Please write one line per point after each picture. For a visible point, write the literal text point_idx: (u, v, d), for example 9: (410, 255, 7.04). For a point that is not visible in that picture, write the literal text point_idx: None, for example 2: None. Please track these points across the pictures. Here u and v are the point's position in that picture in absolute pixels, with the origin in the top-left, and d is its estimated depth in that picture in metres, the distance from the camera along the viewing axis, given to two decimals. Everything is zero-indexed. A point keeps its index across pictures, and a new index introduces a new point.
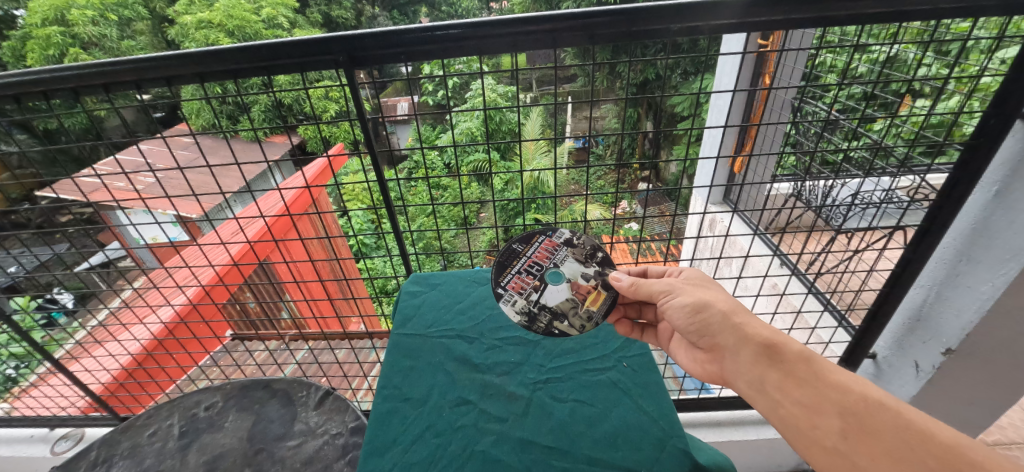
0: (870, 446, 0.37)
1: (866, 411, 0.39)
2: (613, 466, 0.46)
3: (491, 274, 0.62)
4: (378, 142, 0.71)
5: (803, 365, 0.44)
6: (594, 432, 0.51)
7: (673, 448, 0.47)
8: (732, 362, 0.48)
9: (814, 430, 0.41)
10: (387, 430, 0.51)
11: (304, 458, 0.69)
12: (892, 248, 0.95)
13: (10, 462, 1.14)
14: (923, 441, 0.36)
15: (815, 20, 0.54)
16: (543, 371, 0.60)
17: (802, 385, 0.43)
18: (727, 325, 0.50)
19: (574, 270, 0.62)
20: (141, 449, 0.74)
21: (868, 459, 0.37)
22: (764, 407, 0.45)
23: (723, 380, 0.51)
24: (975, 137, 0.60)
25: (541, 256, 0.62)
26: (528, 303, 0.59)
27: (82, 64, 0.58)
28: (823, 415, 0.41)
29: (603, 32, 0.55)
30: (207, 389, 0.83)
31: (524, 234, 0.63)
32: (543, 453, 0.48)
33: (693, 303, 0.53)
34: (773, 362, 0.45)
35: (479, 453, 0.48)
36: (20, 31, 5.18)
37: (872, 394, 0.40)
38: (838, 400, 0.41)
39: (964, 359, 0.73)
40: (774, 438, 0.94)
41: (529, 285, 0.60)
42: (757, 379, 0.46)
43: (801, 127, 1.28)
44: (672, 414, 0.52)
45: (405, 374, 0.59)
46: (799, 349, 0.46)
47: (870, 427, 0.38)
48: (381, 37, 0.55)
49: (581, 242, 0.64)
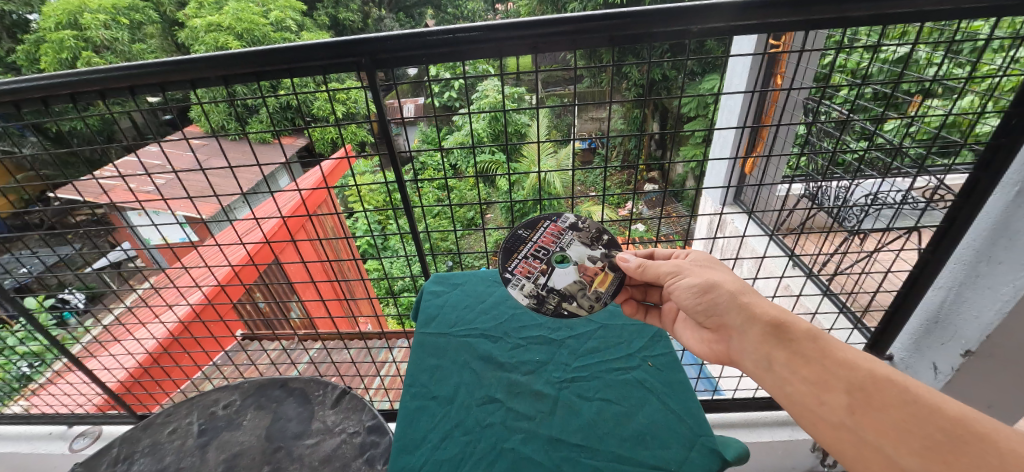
0: (877, 420, 0.37)
1: (873, 386, 0.39)
2: (643, 464, 0.46)
3: (497, 259, 0.62)
4: (392, 145, 0.71)
5: (810, 343, 0.44)
6: (622, 430, 0.51)
7: (702, 447, 0.48)
8: (739, 341, 0.48)
9: (821, 407, 0.40)
10: (416, 428, 0.52)
11: (322, 456, 0.69)
12: (909, 249, 0.94)
13: (28, 460, 1.16)
14: (929, 416, 0.36)
15: (837, 20, 0.54)
16: (569, 370, 0.60)
17: (809, 363, 0.42)
18: (734, 304, 0.49)
19: (581, 253, 0.62)
20: (160, 446, 0.75)
21: (874, 433, 0.37)
22: (771, 385, 0.44)
23: (731, 360, 0.51)
24: (997, 137, 0.60)
25: (547, 240, 0.63)
26: (536, 287, 0.60)
27: (109, 68, 0.58)
28: (830, 391, 0.40)
29: (622, 34, 0.55)
30: (225, 388, 0.84)
31: (530, 220, 0.64)
32: (572, 451, 0.49)
33: (701, 283, 0.52)
34: (780, 341, 0.45)
35: (508, 450, 0.49)
36: (35, 34, 5.28)
37: (880, 370, 0.40)
38: (845, 377, 0.40)
39: (987, 361, 0.72)
40: (790, 440, 0.94)
41: (537, 269, 0.61)
42: (764, 357, 0.45)
43: (814, 127, 1.27)
44: (700, 414, 0.52)
45: (431, 373, 0.59)
46: (807, 327, 0.45)
47: (878, 402, 0.38)
48: (401, 39, 0.56)
49: (587, 225, 0.64)
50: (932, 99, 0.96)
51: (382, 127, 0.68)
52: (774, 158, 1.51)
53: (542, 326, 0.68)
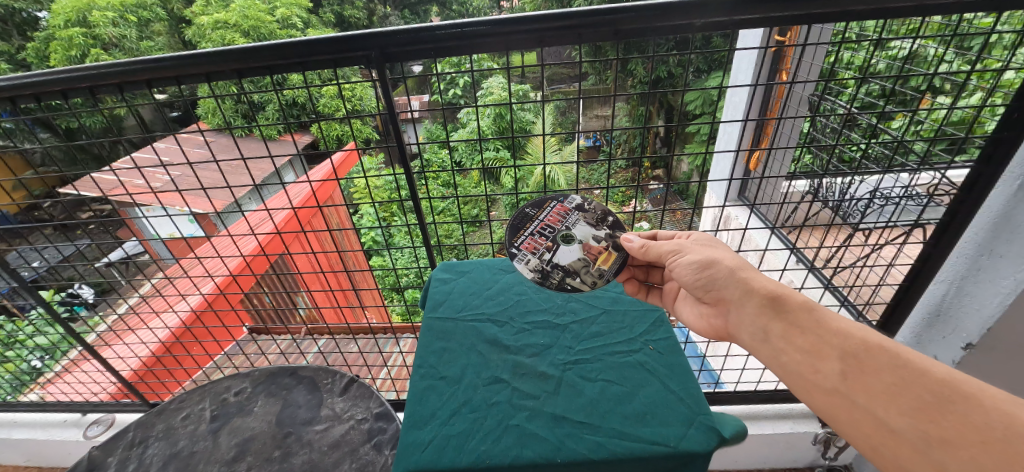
0: (868, 384, 0.38)
1: (865, 352, 0.40)
2: (644, 439, 0.48)
3: (504, 236, 0.63)
4: (400, 140, 0.72)
5: (806, 314, 0.45)
6: (623, 408, 0.52)
7: (700, 424, 0.49)
8: (737, 315, 0.49)
9: (815, 374, 0.41)
10: (425, 406, 0.53)
11: (331, 441, 0.71)
12: (912, 244, 0.95)
13: (43, 446, 1.19)
14: (919, 378, 0.36)
15: (839, 15, 0.55)
16: (573, 352, 0.62)
17: (804, 333, 0.43)
18: (732, 279, 0.50)
19: (585, 232, 0.63)
20: (175, 431, 0.77)
21: (866, 397, 0.38)
22: (767, 355, 0.45)
23: (728, 335, 0.52)
24: (999, 131, 0.61)
25: (553, 220, 0.64)
26: (541, 262, 0.61)
27: (128, 61, 0.60)
28: (824, 359, 0.41)
29: (626, 28, 0.56)
30: (236, 375, 0.86)
31: (537, 200, 0.65)
32: (575, 427, 0.50)
33: (701, 259, 0.53)
34: (776, 312, 0.46)
35: (514, 427, 0.50)
36: (44, 32, 5.34)
37: (872, 337, 0.40)
38: (839, 345, 0.41)
39: (988, 354, 0.72)
40: (791, 433, 0.95)
41: (542, 246, 0.62)
42: (761, 330, 0.46)
43: (819, 123, 1.28)
44: (700, 395, 0.53)
45: (439, 355, 0.61)
46: (803, 299, 0.46)
47: (870, 367, 0.38)
48: (411, 34, 0.57)
49: (592, 207, 0.65)
50: (937, 95, 0.96)
51: (391, 121, 0.69)
52: (779, 154, 1.51)
53: (547, 312, 0.70)
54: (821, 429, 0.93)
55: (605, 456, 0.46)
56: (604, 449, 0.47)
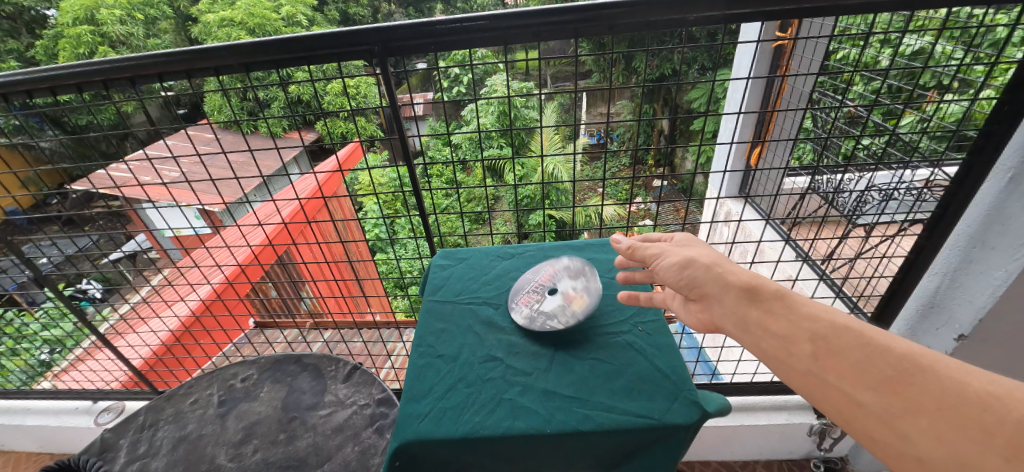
0: (838, 363, 0.36)
1: (834, 334, 0.38)
2: (629, 412, 0.49)
3: (503, 296, 0.70)
4: (401, 135, 0.73)
5: (778, 301, 0.43)
6: (611, 384, 0.54)
7: (684, 399, 0.51)
8: (715, 308, 0.46)
9: (789, 357, 0.39)
10: (423, 382, 0.56)
11: (335, 425, 0.74)
12: (908, 237, 0.96)
13: (55, 433, 1.22)
14: (882, 355, 0.35)
15: (830, 9, 0.56)
16: (565, 333, 0.63)
17: (777, 319, 0.41)
18: (710, 274, 0.47)
19: (567, 284, 0.67)
20: (184, 414, 0.80)
21: (837, 376, 0.36)
22: (745, 345, 0.43)
23: (708, 328, 0.49)
24: (991, 124, 0.63)
25: (544, 277, 0.70)
26: (529, 311, 0.65)
27: (139, 55, 0.62)
28: (795, 342, 0.39)
29: (621, 22, 0.57)
30: (243, 362, 0.89)
31: (534, 266, 0.74)
32: (565, 401, 0.52)
33: (680, 260, 0.50)
34: (751, 301, 0.43)
35: (507, 400, 0.52)
36: (53, 30, 5.40)
37: (839, 319, 0.39)
38: (809, 327, 0.39)
39: (978, 345, 0.73)
40: (787, 424, 0.96)
41: (533, 299, 0.67)
42: (738, 321, 0.43)
43: (819, 118, 1.29)
44: (684, 371, 0.55)
45: (437, 335, 0.63)
46: (775, 287, 0.44)
47: (838, 347, 0.37)
48: (413, 29, 0.59)
49: (577, 265, 0.71)
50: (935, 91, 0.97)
51: (394, 116, 0.71)
52: (779, 150, 1.52)
53: None
54: (815, 421, 0.95)
55: (592, 427, 0.48)
56: (591, 421, 0.49)
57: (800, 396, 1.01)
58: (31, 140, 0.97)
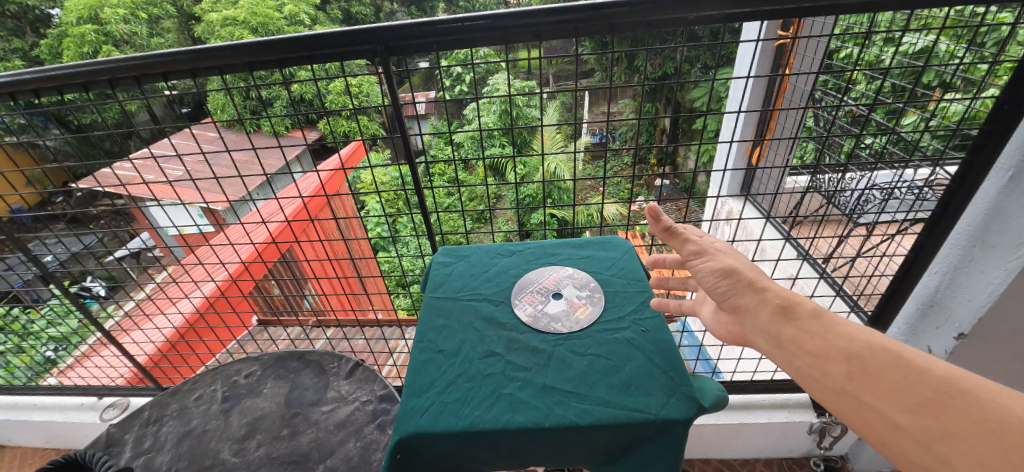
0: (876, 384, 0.36)
1: (871, 354, 0.38)
2: (627, 407, 0.50)
3: (510, 290, 0.71)
4: (403, 135, 0.74)
5: (814, 320, 0.43)
6: (609, 379, 0.54)
7: (681, 395, 0.51)
8: (750, 322, 0.46)
9: (823, 376, 0.39)
10: (424, 377, 0.56)
11: (337, 421, 0.74)
12: (908, 237, 0.96)
13: (61, 428, 1.23)
14: (920, 376, 0.35)
15: (831, 8, 0.56)
16: (565, 329, 0.64)
17: (812, 337, 0.41)
18: (746, 287, 0.47)
19: (572, 291, 0.70)
20: (188, 410, 0.81)
21: (873, 396, 0.36)
22: (779, 362, 0.43)
23: (743, 342, 0.49)
24: (989, 123, 0.64)
25: (549, 281, 0.72)
26: (535, 310, 0.67)
27: (145, 55, 0.63)
28: (831, 361, 0.39)
29: (622, 22, 0.57)
30: (246, 358, 0.90)
31: (540, 269, 0.76)
32: (564, 396, 0.52)
33: (723, 268, 0.49)
34: (785, 318, 0.43)
35: (507, 395, 0.53)
36: (57, 29, 5.43)
37: (876, 340, 0.39)
38: (845, 347, 0.39)
39: (977, 344, 0.73)
40: (786, 422, 0.97)
41: (538, 299, 0.69)
42: (771, 337, 0.43)
43: (820, 117, 1.29)
44: (682, 367, 0.55)
45: (438, 331, 0.64)
46: (812, 306, 0.44)
47: (874, 367, 0.37)
48: (414, 29, 0.59)
49: (581, 276, 0.74)
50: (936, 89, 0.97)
51: (396, 115, 0.71)
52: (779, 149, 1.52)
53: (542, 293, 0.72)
54: (815, 419, 0.95)
55: (590, 422, 0.49)
56: (590, 416, 0.49)
57: (801, 394, 1.01)
58: (37, 138, 0.98)
